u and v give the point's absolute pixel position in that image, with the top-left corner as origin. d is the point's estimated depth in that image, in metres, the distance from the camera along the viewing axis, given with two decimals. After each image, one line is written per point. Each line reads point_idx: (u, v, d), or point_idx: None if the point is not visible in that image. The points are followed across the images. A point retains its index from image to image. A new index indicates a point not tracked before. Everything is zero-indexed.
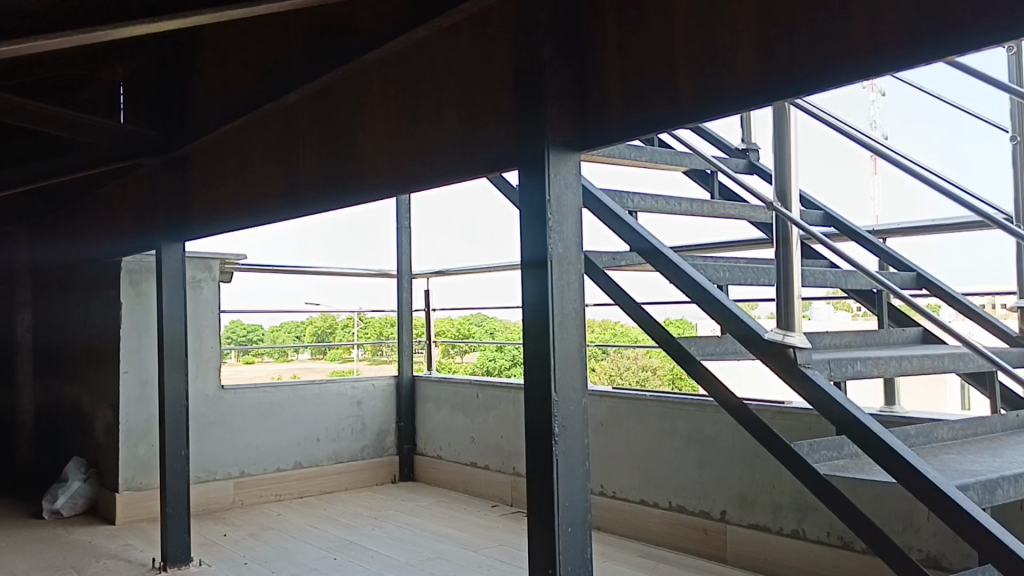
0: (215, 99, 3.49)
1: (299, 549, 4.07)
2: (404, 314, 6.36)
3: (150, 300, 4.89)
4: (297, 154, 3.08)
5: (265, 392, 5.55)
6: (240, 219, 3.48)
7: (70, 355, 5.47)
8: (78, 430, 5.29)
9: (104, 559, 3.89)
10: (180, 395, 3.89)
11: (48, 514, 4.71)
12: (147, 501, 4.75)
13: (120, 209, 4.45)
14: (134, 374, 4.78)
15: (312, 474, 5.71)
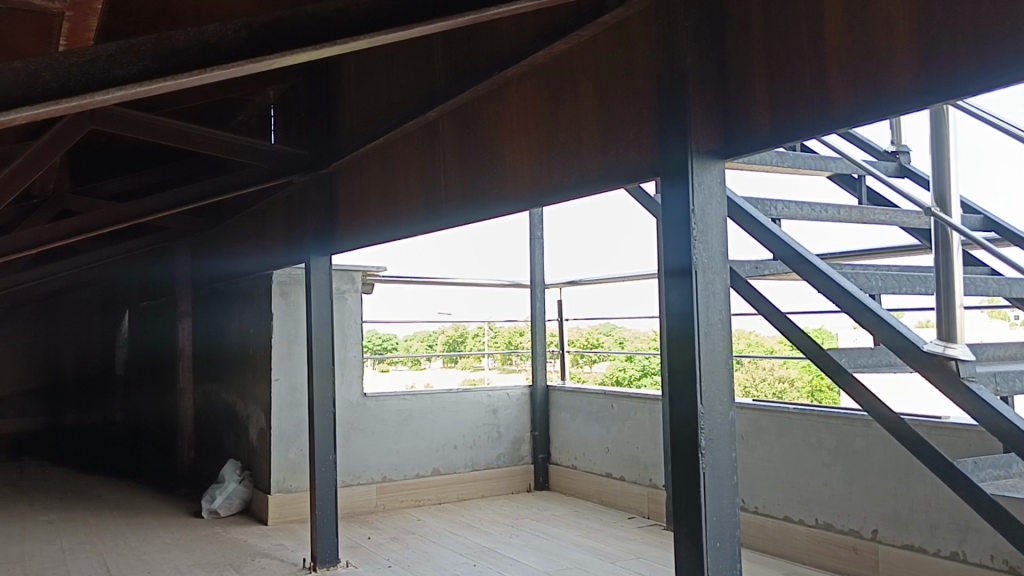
0: (361, 119, 3.65)
1: (440, 554, 4.17)
2: (537, 324, 6.38)
3: (299, 311, 5.14)
4: (438, 169, 3.17)
5: (406, 400, 5.72)
6: (384, 232, 3.61)
7: (227, 362, 5.81)
8: (234, 433, 5.60)
9: (259, 557, 4.10)
10: (327, 401, 4.06)
11: (208, 513, 5.01)
12: (297, 502, 4.98)
13: (273, 225, 4.71)
14: (285, 382, 5.02)
15: (450, 480, 5.83)
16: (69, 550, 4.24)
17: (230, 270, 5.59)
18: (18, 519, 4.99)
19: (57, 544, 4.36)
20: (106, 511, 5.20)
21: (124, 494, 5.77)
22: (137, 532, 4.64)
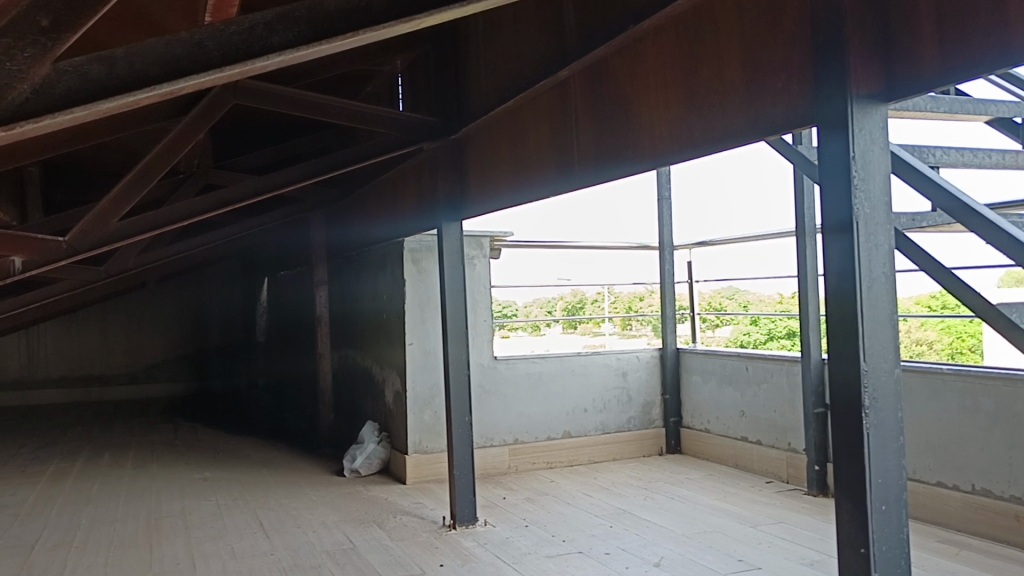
0: (489, 82, 3.65)
1: (575, 514, 4.20)
2: (666, 286, 6.29)
3: (431, 276, 5.23)
4: (570, 129, 3.13)
5: (535, 363, 5.77)
6: (517, 195, 3.61)
7: (363, 327, 6.00)
8: (371, 396, 5.79)
9: (400, 514, 4.23)
10: (462, 362, 4.13)
11: (350, 472, 5.21)
12: (434, 462, 5.10)
13: (404, 192, 4.80)
14: (419, 346, 5.14)
15: (582, 443, 5.85)
16: (226, 505, 4.50)
17: (364, 237, 5.75)
18: (178, 475, 5.34)
19: (214, 499, 4.65)
20: (256, 470, 5.49)
21: (270, 454, 6.08)
22: (286, 489, 4.88)
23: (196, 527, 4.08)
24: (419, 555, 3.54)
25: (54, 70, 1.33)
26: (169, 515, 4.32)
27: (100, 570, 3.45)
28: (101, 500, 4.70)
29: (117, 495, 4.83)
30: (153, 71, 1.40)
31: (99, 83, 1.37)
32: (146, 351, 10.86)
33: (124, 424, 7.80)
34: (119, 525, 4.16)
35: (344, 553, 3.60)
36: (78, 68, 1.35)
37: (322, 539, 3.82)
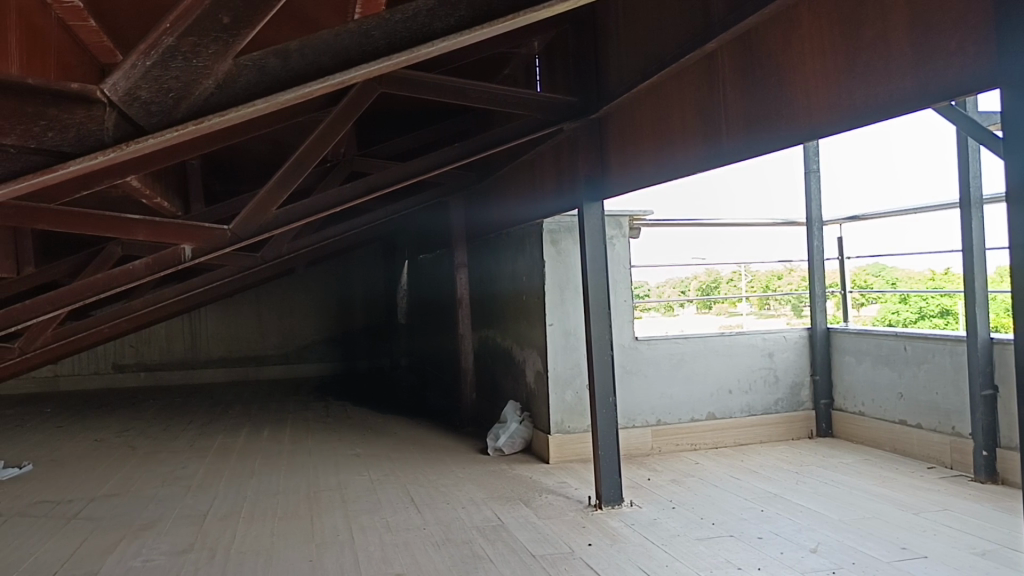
0: (631, 58, 3.59)
1: (723, 497, 4.13)
2: (814, 264, 6.07)
3: (571, 256, 5.23)
4: (718, 102, 3.04)
5: (677, 343, 5.69)
6: (661, 172, 3.55)
7: (503, 308, 6.08)
8: (512, 376, 5.87)
9: (546, 493, 4.27)
10: (606, 342, 4.12)
11: (493, 450, 5.30)
12: (578, 442, 5.12)
13: (544, 173, 4.82)
14: (559, 326, 5.17)
15: (727, 425, 5.73)
16: (379, 480, 4.67)
17: (503, 219, 5.82)
18: (332, 451, 5.58)
19: (367, 475, 4.83)
20: (404, 447, 5.67)
21: (416, 432, 6.27)
22: (433, 466, 5.02)
23: (352, 500, 4.26)
24: (568, 534, 3.56)
25: (235, 65, 1.39)
26: (327, 489, 4.52)
27: (267, 539, 3.65)
28: (264, 474, 4.97)
29: (278, 468, 5.10)
30: (324, 62, 1.44)
31: (275, 76, 1.43)
32: (296, 333, 11.39)
33: (280, 402, 8.22)
34: (281, 497, 4.39)
35: (494, 529, 3.67)
36: (256, 62, 1.41)
37: (472, 515, 3.91)
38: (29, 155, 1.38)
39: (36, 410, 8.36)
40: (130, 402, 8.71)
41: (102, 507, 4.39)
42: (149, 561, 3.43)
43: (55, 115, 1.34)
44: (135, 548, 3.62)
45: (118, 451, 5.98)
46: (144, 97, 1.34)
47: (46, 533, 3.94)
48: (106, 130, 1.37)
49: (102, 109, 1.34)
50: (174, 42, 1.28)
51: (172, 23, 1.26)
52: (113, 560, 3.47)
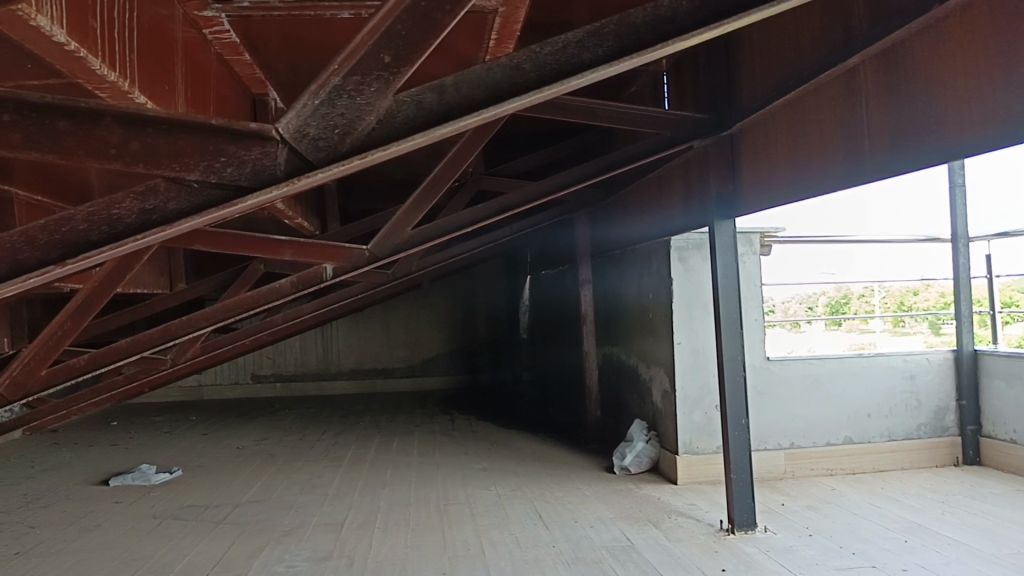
0: (764, 74, 3.52)
1: (863, 525, 3.97)
2: (960, 281, 5.83)
3: (700, 274, 5.17)
4: (860, 118, 2.96)
5: (811, 363, 5.53)
6: (798, 189, 3.48)
7: (628, 325, 6.06)
8: (638, 394, 5.83)
9: (676, 515, 4.22)
10: (738, 363, 4.05)
11: (620, 469, 5.28)
12: (707, 464, 5.03)
13: (672, 190, 4.79)
14: (687, 345, 5.10)
15: (865, 450, 5.52)
16: (506, 495, 4.74)
17: (630, 237, 5.80)
18: (459, 465, 5.69)
19: (495, 489, 4.91)
20: (530, 462, 5.72)
21: (541, 447, 6.31)
22: (560, 483, 5.05)
23: (481, 514, 4.33)
24: (700, 558, 3.52)
25: (395, 101, 1.45)
26: (456, 502, 4.61)
27: (402, 550, 3.76)
28: (395, 485, 5.12)
29: (408, 480, 5.24)
30: (479, 95, 1.49)
31: (431, 110, 1.48)
32: (421, 346, 11.66)
33: (408, 414, 8.45)
34: (414, 508, 4.52)
35: (624, 550, 3.66)
36: (414, 98, 1.47)
37: (601, 534, 3.91)
38: (210, 189, 1.47)
39: (183, 417, 8.89)
40: (268, 411, 9.14)
41: (247, 512, 4.63)
42: (293, 566, 3.60)
43: (233, 152, 1.45)
44: (279, 553, 3.80)
45: (259, 459, 6.28)
46: (313, 134, 1.42)
47: (197, 536, 4.18)
48: (279, 165, 1.45)
49: (276, 145, 1.44)
50: (340, 82, 1.36)
51: (339, 65, 1.34)
52: (259, 564, 3.65)
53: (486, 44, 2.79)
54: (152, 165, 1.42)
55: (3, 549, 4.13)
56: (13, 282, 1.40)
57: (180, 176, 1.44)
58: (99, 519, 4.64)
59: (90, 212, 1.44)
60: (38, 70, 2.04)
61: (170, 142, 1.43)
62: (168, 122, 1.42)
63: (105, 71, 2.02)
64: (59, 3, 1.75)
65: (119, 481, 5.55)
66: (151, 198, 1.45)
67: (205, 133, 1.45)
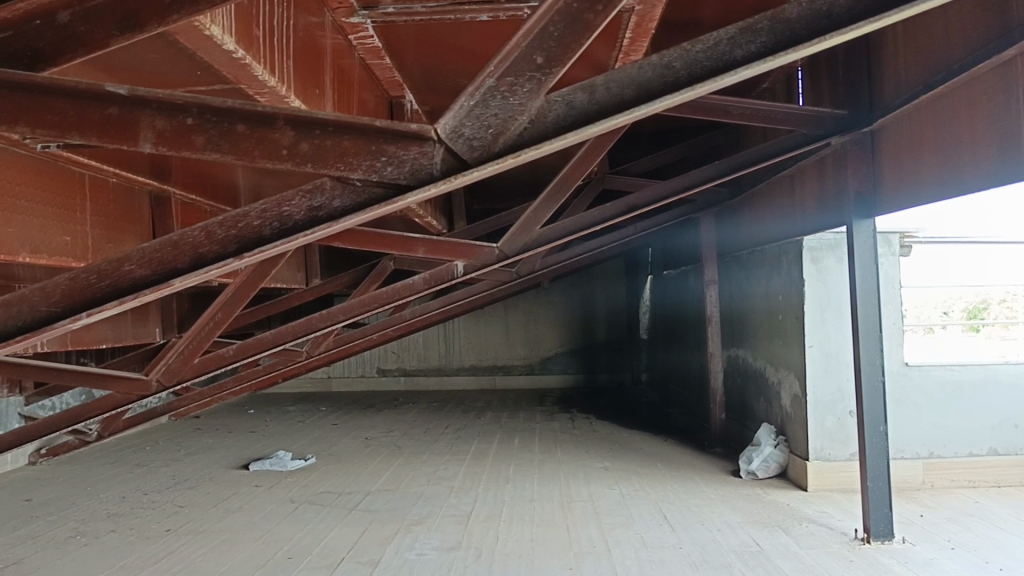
0: (909, 69, 3.39)
1: (1011, 541, 3.76)
2: None
3: (834, 276, 5.00)
4: (1015, 113, 2.81)
5: (953, 370, 5.28)
6: (946, 188, 3.32)
7: (755, 326, 5.94)
8: (765, 397, 5.71)
9: (807, 523, 4.11)
10: (877, 368, 3.91)
11: (747, 474, 5.20)
12: (840, 472, 4.87)
13: (807, 188, 4.68)
14: (819, 348, 4.96)
15: (1011, 463, 5.25)
16: (629, 495, 4.73)
17: (760, 237, 5.68)
18: (581, 463, 5.71)
19: (618, 489, 4.90)
20: (652, 463, 5.68)
21: (663, 449, 6.25)
22: (684, 485, 4.99)
23: (605, 513, 4.34)
24: (835, 567, 3.43)
25: (547, 101, 1.46)
26: (579, 500, 4.63)
27: (528, 544, 3.81)
28: (518, 480, 5.19)
29: (531, 476, 5.31)
30: (628, 94, 1.48)
31: (583, 109, 1.48)
32: (540, 344, 11.73)
33: (528, 411, 8.55)
34: (538, 503, 4.57)
35: (753, 555, 3.60)
36: (566, 97, 1.47)
37: (728, 538, 3.86)
38: (372, 188, 1.54)
39: (313, 407, 9.28)
40: (393, 404, 9.41)
41: (378, 500, 4.79)
42: (423, 554, 3.71)
43: (394, 152, 1.51)
44: (410, 541, 3.92)
45: (385, 450, 6.48)
46: (468, 134, 1.46)
47: (332, 521, 4.36)
48: (435, 164, 1.50)
49: (433, 145, 1.49)
50: (494, 82, 1.40)
51: (494, 65, 1.39)
52: (392, 551, 3.78)
53: (621, 44, 2.80)
54: (319, 165, 1.51)
55: (156, 526, 4.42)
56: (196, 273, 1.51)
57: (344, 175, 1.52)
58: (240, 501, 4.91)
59: (264, 210, 1.55)
60: (207, 77, 2.19)
61: (336, 144, 1.51)
62: (334, 125, 1.51)
63: (266, 76, 2.14)
64: (229, 14, 1.87)
65: (258, 467, 5.84)
66: (319, 195, 1.55)
67: (367, 135, 1.52)
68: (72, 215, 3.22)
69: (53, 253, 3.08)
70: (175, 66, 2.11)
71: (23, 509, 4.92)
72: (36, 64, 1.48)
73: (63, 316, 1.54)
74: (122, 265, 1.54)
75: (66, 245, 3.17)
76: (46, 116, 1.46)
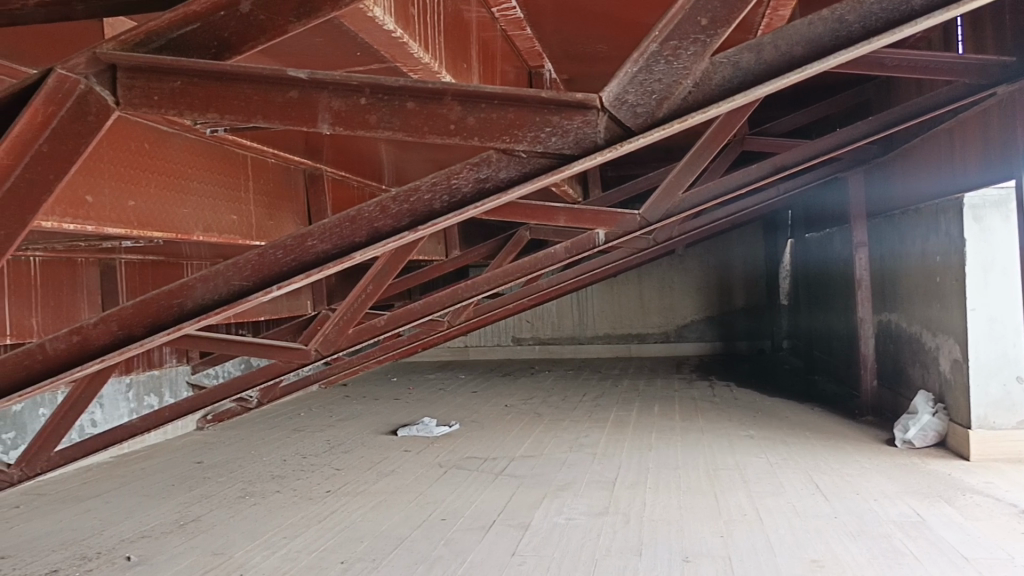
0: None
1: None
2: None
3: (999, 235, 4.68)
4: None
5: None
6: None
7: (909, 289, 5.68)
8: (921, 363, 5.47)
9: (971, 493, 3.93)
10: None
11: (902, 443, 5.01)
12: (1006, 441, 4.61)
13: (970, 140, 4.41)
14: (983, 313, 4.70)
15: None
16: (778, 463, 4.64)
17: (915, 195, 5.41)
18: (725, 431, 5.63)
19: (765, 457, 4.81)
20: (800, 432, 5.54)
21: (810, 417, 6.08)
22: (835, 454, 4.85)
23: (754, 481, 4.28)
24: (1004, 540, 3.26)
25: (712, 63, 1.39)
26: (726, 468, 4.57)
27: (676, 511, 3.80)
28: (662, 448, 5.17)
29: (675, 443, 5.29)
30: (798, 51, 1.37)
31: (750, 70, 1.39)
32: (676, 311, 11.59)
33: (667, 378, 8.50)
34: (684, 471, 4.55)
35: (914, 526, 3.47)
36: (731, 59, 1.39)
37: (886, 508, 3.73)
38: (536, 159, 1.53)
39: (453, 375, 9.54)
40: (530, 372, 9.57)
41: (523, 466, 4.89)
42: (572, 519, 3.78)
43: (557, 122, 1.50)
44: (558, 506, 4.00)
45: (527, 417, 6.58)
46: (631, 101, 1.43)
47: (480, 485, 4.49)
48: (598, 132, 1.48)
49: (596, 114, 1.48)
50: (657, 48, 1.36)
51: (658, 29, 1.36)
52: (542, 515, 3.87)
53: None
54: (485, 139, 1.52)
55: (317, 487, 4.68)
56: (375, 246, 1.57)
57: (509, 147, 1.53)
58: (393, 465, 5.12)
59: (433, 183, 1.59)
60: (365, 58, 2.26)
61: (501, 116, 1.52)
62: (498, 98, 1.51)
63: (422, 53, 2.18)
64: None
65: (406, 432, 6.08)
66: (486, 167, 1.57)
67: (532, 106, 1.51)
68: (238, 195, 3.42)
69: (222, 231, 3.30)
70: (335, 49, 2.19)
71: (198, 469, 5.32)
72: (223, 53, 1.55)
73: (255, 289, 1.65)
74: (305, 240, 1.63)
75: (233, 224, 3.40)
76: (234, 101, 1.55)
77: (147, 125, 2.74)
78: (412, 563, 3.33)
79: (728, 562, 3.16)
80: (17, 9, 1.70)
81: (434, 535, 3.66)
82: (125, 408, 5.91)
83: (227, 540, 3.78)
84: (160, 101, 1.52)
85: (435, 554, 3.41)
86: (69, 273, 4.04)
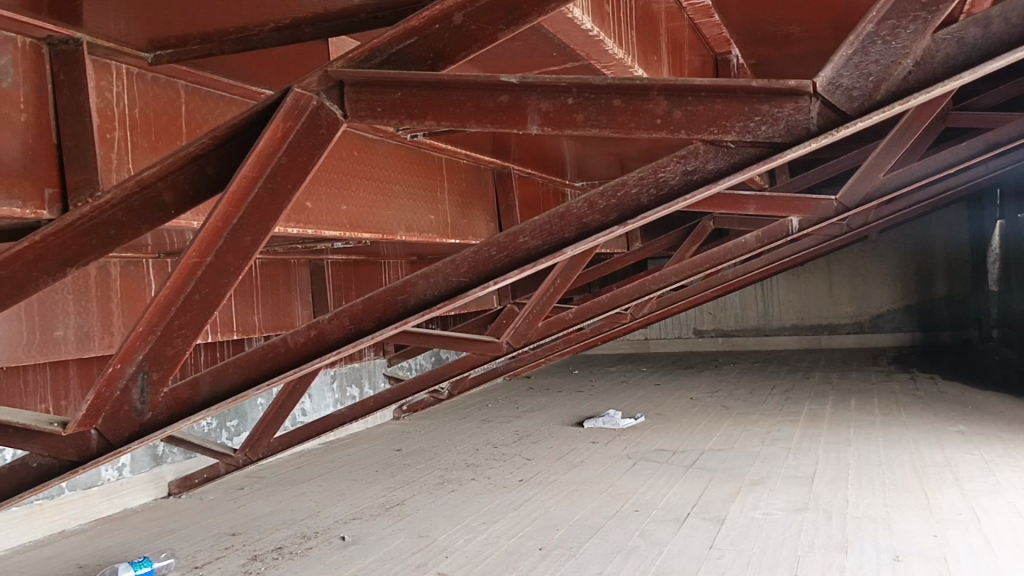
0: None
1: None
2: None
3: None
4: None
5: None
6: None
7: None
8: None
9: None
10: None
11: None
12: None
13: None
14: None
15: None
16: (994, 461, 4.32)
17: None
18: (932, 427, 5.30)
19: (979, 454, 4.49)
20: (1018, 428, 5.12)
21: None
22: None
23: (967, 479, 4.01)
24: None
25: (934, 41, 1.23)
26: (934, 465, 4.31)
27: (883, 508, 3.64)
28: (861, 443, 4.93)
29: (876, 439, 5.02)
30: None
31: (977, 46, 1.22)
32: (870, 300, 10.99)
33: (862, 371, 8.08)
34: (887, 468, 4.32)
35: None
36: (956, 34, 1.22)
37: None
38: (747, 148, 1.41)
39: (635, 368, 9.52)
40: (713, 364, 9.40)
41: (713, 459, 4.83)
42: (768, 514, 3.70)
43: (767, 111, 1.36)
44: (754, 500, 3.92)
45: (714, 411, 6.47)
46: (847, 84, 1.29)
47: (671, 478, 4.46)
48: (811, 119, 1.33)
49: (809, 99, 1.32)
50: (873, 28, 1.25)
51: (875, 8, 1.24)
52: (738, 508, 3.81)
53: None
54: (692, 132, 1.40)
55: (510, 476, 4.82)
56: (584, 242, 1.59)
57: (718, 139, 1.40)
58: (582, 456, 5.19)
59: (641, 177, 1.55)
60: (561, 57, 2.31)
61: (707, 107, 1.40)
62: (705, 89, 1.39)
63: (616, 49, 2.21)
64: None
65: (592, 424, 6.13)
66: (693, 159, 1.49)
67: (741, 95, 1.38)
68: (435, 195, 3.59)
69: (422, 231, 3.48)
70: (532, 51, 2.26)
71: (397, 456, 5.62)
72: (438, 64, 1.56)
73: (473, 284, 1.74)
74: (518, 237, 1.70)
75: (431, 224, 3.58)
76: (449, 109, 1.54)
77: (355, 134, 2.94)
78: (609, 552, 3.38)
79: (944, 563, 2.99)
80: (253, 35, 1.87)
81: (629, 526, 3.69)
82: (331, 398, 6.33)
83: (429, 524, 3.97)
84: (383, 112, 1.55)
85: (631, 545, 3.44)
86: (284, 274, 4.39)
